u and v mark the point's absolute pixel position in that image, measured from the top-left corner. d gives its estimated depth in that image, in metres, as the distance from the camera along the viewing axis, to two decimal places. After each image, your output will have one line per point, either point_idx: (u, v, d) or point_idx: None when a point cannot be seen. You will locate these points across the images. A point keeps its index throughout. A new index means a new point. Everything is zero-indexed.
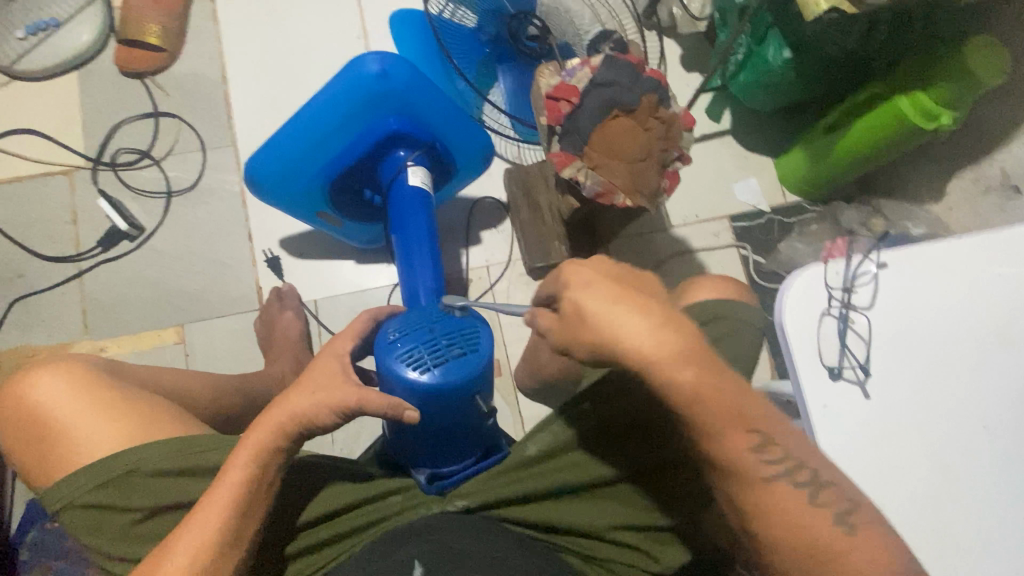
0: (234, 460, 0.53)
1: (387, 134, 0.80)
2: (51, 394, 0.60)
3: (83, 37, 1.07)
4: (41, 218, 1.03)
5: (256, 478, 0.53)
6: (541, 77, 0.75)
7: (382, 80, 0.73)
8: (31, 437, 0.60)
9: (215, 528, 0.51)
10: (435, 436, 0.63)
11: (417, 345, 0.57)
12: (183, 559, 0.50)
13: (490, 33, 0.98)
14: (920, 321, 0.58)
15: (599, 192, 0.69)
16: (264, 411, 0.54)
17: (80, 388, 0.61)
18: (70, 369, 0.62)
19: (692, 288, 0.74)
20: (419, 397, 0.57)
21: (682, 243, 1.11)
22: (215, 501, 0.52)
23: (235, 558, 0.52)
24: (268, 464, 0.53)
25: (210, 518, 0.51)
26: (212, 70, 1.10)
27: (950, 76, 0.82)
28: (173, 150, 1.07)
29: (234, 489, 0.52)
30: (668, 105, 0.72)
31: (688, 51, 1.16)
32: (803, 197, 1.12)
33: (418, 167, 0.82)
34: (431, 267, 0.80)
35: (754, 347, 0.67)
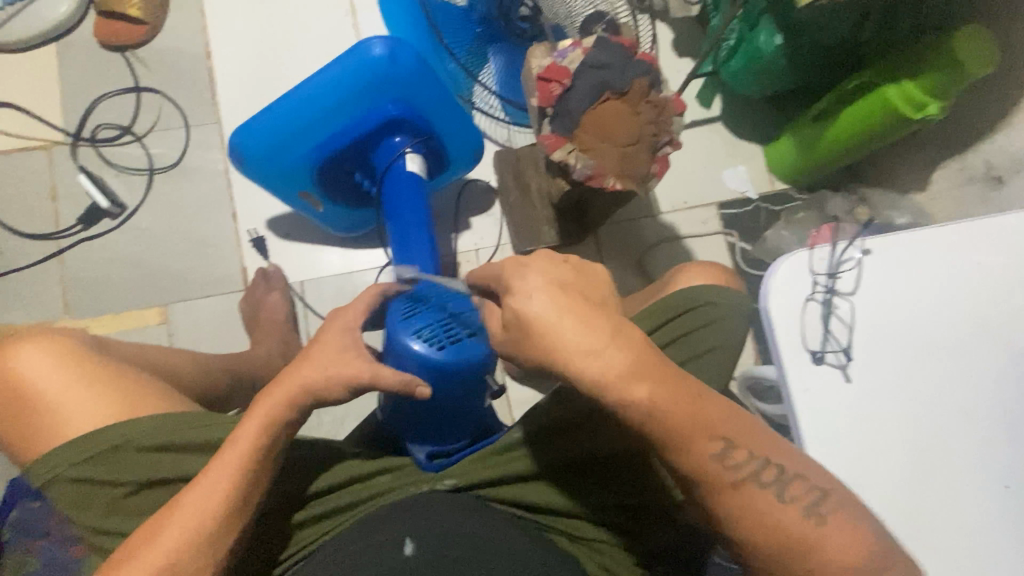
0: (242, 432, 0.52)
1: (384, 118, 0.79)
2: (34, 368, 0.59)
3: (62, 8, 1.04)
4: (19, 194, 1.01)
5: (264, 450, 0.53)
6: (532, 57, 0.74)
7: (387, 64, 0.72)
8: (13, 414, 0.59)
9: (222, 498, 0.51)
10: (439, 412, 0.65)
11: (432, 322, 0.61)
12: (186, 529, 0.50)
13: (481, 12, 0.96)
14: (902, 308, 0.59)
15: (590, 175, 0.69)
16: (273, 384, 0.54)
17: (64, 363, 0.60)
18: (55, 344, 0.61)
19: (682, 273, 0.74)
20: (432, 372, 0.60)
21: (671, 230, 1.12)
22: (224, 464, 0.51)
23: (236, 535, 0.52)
24: (274, 438, 0.53)
25: (214, 489, 0.51)
26: (195, 45, 1.07)
27: (941, 67, 0.83)
28: (155, 127, 1.04)
29: (242, 460, 0.52)
30: (660, 90, 0.71)
31: (680, 36, 1.15)
32: (791, 184, 1.13)
33: (415, 155, 0.83)
34: (427, 252, 0.81)
35: (738, 333, 0.67)
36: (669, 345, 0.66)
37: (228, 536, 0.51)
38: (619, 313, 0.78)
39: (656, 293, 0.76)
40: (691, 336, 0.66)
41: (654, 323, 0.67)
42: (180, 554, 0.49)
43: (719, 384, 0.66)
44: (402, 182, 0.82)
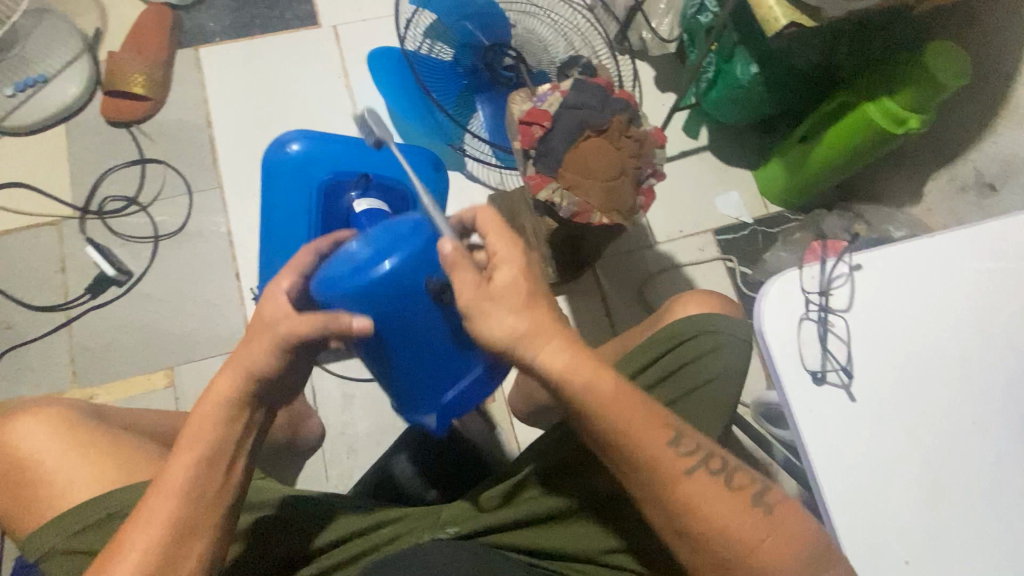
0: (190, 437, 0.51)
1: (321, 188, 0.90)
2: (34, 440, 0.60)
3: (71, 91, 1.10)
4: (30, 268, 1.04)
5: (204, 467, 0.51)
6: (512, 104, 0.76)
7: (304, 153, 0.98)
8: (13, 489, 0.59)
9: (176, 510, 0.49)
10: (424, 349, 0.60)
11: (347, 248, 0.57)
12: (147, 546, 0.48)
13: (467, 65, 1.05)
14: (901, 321, 0.58)
15: (575, 212, 0.69)
16: (209, 390, 0.52)
17: (64, 433, 0.61)
18: (54, 414, 0.62)
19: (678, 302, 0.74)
20: (373, 291, 0.55)
21: (669, 259, 1.13)
22: (164, 486, 0.50)
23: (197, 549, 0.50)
24: (222, 437, 0.51)
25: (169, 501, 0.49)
26: (197, 115, 1.12)
27: (916, 82, 0.84)
28: (160, 195, 1.08)
29: (193, 469, 0.50)
30: (638, 124, 0.73)
31: (661, 72, 1.21)
32: (785, 206, 1.15)
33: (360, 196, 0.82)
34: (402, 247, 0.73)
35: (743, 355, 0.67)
36: (666, 379, 0.66)
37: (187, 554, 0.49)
38: (618, 345, 0.77)
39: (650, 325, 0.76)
40: (691, 365, 0.65)
41: (650, 354, 0.67)
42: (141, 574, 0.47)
43: (723, 411, 0.65)
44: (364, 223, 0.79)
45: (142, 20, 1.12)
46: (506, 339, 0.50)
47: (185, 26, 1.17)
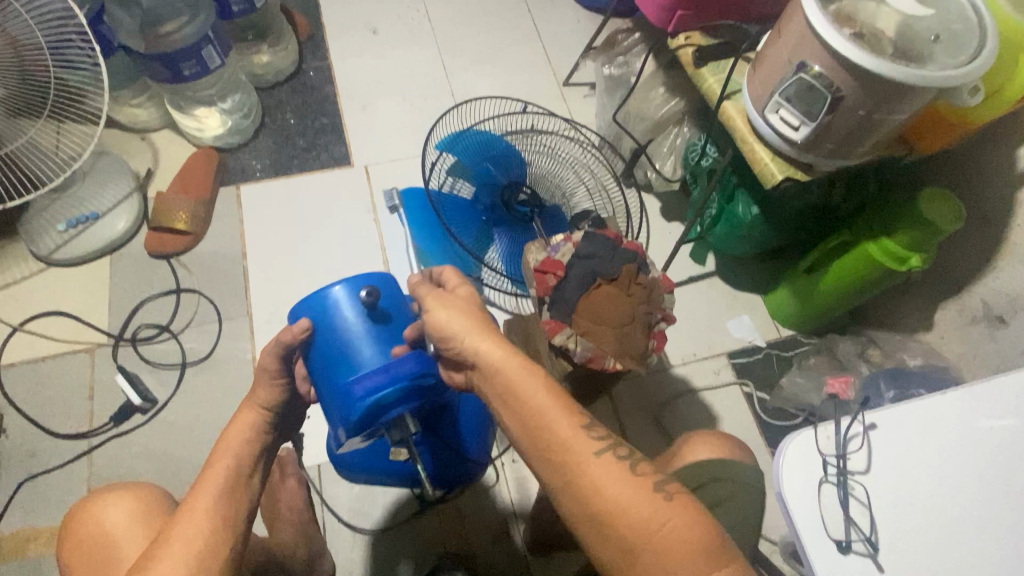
0: (216, 466, 0.61)
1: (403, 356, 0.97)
2: (110, 512, 0.70)
3: (120, 226, 1.18)
4: (59, 395, 1.07)
5: (236, 473, 0.61)
6: (529, 251, 0.82)
7: None
8: (82, 558, 0.68)
9: (205, 523, 0.56)
10: (343, 359, 0.68)
11: None
12: (180, 555, 0.54)
13: (485, 202, 1.14)
14: (921, 483, 0.58)
15: (590, 357, 0.72)
16: (230, 427, 0.65)
17: (136, 508, 0.71)
18: (130, 493, 0.73)
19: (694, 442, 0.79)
20: (319, 309, 0.70)
21: (685, 383, 1.13)
22: (205, 487, 0.59)
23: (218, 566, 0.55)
24: (238, 464, 0.62)
25: (198, 517, 0.57)
26: (234, 247, 1.21)
27: (911, 225, 0.88)
28: (191, 323, 1.13)
29: (219, 485, 0.59)
30: (648, 272, 0.77)
31: (666, 204, 1.29)
32: (797, 330, 1.17)
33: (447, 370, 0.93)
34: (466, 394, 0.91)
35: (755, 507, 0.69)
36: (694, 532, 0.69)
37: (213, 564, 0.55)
38: None
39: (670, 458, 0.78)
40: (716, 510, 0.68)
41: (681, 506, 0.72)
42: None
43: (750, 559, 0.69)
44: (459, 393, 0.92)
45: (192, 161, 1.23)
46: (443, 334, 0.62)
47: (230, 166, 1.29)
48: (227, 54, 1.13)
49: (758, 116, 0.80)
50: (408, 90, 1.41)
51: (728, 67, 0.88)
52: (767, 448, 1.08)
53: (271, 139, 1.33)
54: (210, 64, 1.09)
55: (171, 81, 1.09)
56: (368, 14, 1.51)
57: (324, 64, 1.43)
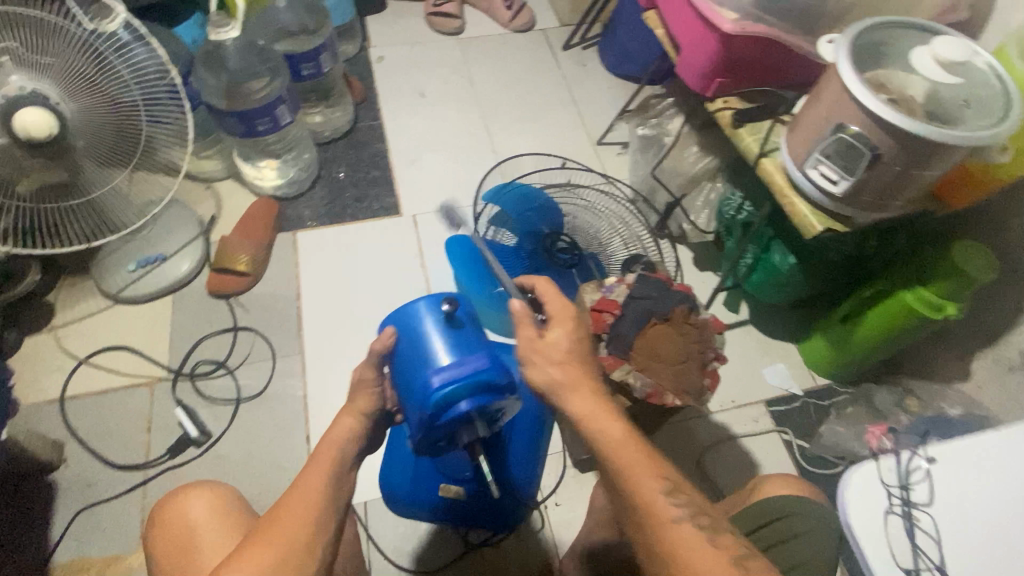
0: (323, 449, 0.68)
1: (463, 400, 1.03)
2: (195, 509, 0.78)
3: (184, 267, 1.26)
4: (118, 427, 1.10)
5: (342, 454, 0.69)
6: (584, 291, 0.87)
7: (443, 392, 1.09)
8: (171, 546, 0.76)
9: (316, 498, 0.64)
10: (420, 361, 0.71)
11: None
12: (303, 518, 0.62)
13: (528, 249, 1.20)
14: (984, 514, 0.65)
15: (648, 392, 0.75)
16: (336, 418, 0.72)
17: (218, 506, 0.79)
18: (208, 494, 0.80)
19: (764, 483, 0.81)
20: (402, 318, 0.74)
21: (725, 429, 1.14)
22: (318, 463, 0.66)
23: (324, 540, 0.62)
24: (343, 449, 0.69)
25: (309, 492, 0.64)
26: (289, 289, 1.27)
27: (944, 275, 0.93)
28: (246, 360, 1.18)
29: (326, 469, 0.67)
30: (699, 313, 0.82)
31: (699, 255, 1.35)
32: (832, 378, 1.19)
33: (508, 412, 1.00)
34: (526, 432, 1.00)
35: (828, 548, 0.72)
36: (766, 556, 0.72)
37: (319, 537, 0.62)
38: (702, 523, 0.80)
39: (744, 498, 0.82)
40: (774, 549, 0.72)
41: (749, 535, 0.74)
42: (289, 549, 0.60)
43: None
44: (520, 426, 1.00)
45: (253, 208, 1.31)
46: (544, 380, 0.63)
47: (287, 214, 1.37)
48: (295, 112, 1.23)
49: (799, 171, 0.87)
50: (452, 148, 1.51)
51: (765, 128, 0.96)
52: None
53: (326, 190, 1.42)
54: (280, 122, 1.19)
55: (244, 136, 1.18)
56: (416, 80, 1.63)
57: (375, 124, 1.54)
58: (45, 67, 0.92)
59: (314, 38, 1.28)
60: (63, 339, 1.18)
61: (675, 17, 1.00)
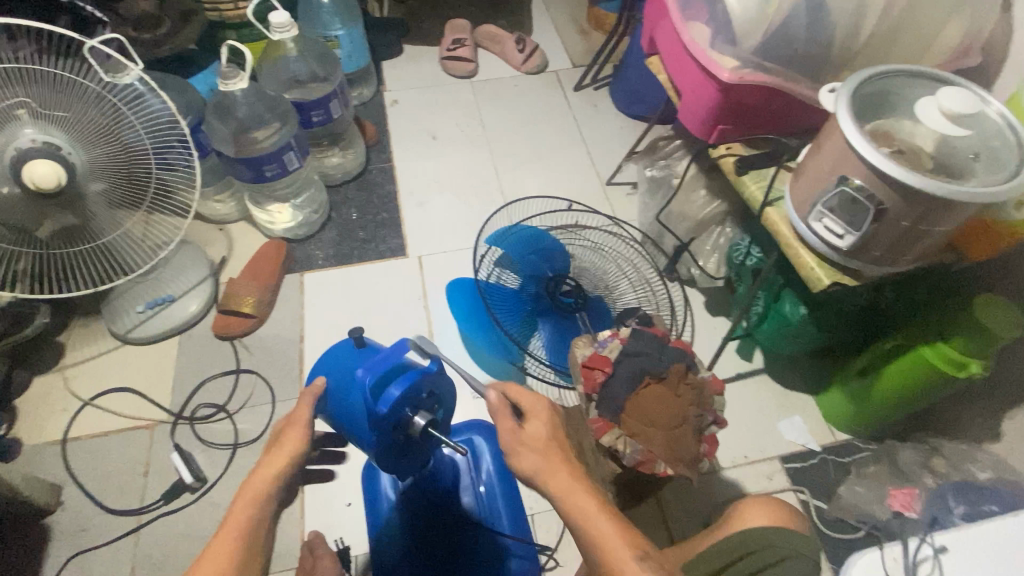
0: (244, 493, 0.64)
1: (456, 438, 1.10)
2: None
3: (191, 308, 1.27)
4: (116, 470, 1.11)
5: (268, 484, 0.65)
6: (575, 347, 0.83)
7: None
8: None
9: (241, 532, 0.60)
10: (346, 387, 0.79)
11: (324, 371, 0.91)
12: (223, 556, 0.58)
13: (531, 292, 1.17)
14: None
15: (640, 461, 0.70)
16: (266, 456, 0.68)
17: None
18: None
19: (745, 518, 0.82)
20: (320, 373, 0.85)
21: (735, 487, 1.08)
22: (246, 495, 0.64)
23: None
24: (272, 487, 0.65)
25: (229, 535, 0.60)
26: (292, 331, 1.27)
27: (966, 332, 0.87)
28: (246, 403, 1.18)
29: (254, 498, 0.64)
30: (696, 371, 0.78)
31: (710, 300, 1.31)
32: (852, 434, 1.12)
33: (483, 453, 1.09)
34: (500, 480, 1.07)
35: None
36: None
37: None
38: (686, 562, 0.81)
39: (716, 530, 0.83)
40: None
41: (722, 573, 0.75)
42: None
43: None
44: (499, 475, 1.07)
45: (262, 250, 1.33)
46: (529, 469, 0.66)
47: (295, 256, 1.39)
48: (303, 158, 1.25)
49: (803, 223, 0.83)
50: (460, 190, 1.52)
51: (770, 176, 0.92)
52: (827, 563, 1.01)
53: (334, 232, 1.43)
54: (288, 167, 1.21)
55: (251, 181, 1.21)
56: (428, 122, 1.66)
57: (386, 165, 1.56)
58: (58, 120, 0.95)
59: (324, 86, 1.32)
60: (71, 379, 1.20)
61: (674, 64, 0.99)
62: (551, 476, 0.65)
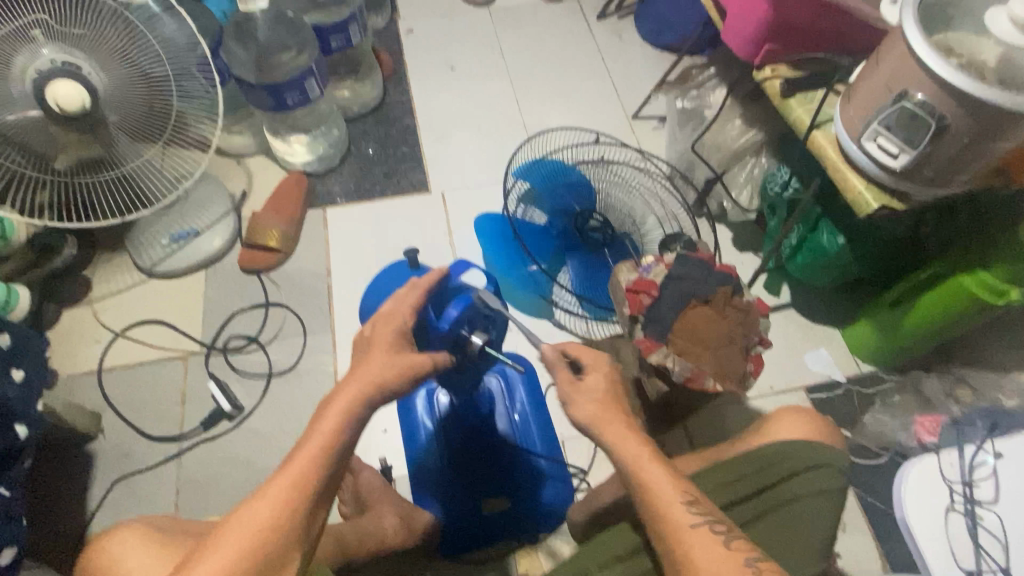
0: (321, 425, 0.59)
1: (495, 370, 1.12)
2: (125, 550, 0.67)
3: (215, 243, 1.26)
4: (153, 399, 1.12)
5: (325, 442, 0.58)
6: (619, 272, 0.83)
7: None
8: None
9: (283, 498, 0.56)
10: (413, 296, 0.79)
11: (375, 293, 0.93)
12: (255, 523, 0.55)
13: (559, 228, 1.15)
14: None
15: (688, 376, 0.72)
16: (350, 375, 0.63)
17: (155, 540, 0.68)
18: (139, 529, 0.69)
19: (775, 424, 0.80)
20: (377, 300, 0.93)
21: (761, 415, 1.10)
22: (300, 452, 0.58)
23: (297, 555, 0.56)
24: (340, 438, 0.59)
25: (295, 477, 0.57)
26: (319, 266, 1.27)
27: (1008, 257, 0.86)
28: (278, 336, 1.19)
29: (310, 457, 0.58)
30: (741, 294, 0.78)
31: (739, 235, 1.30)
32: (877, 365, 1.13)
33: (517, 388, 1.11)
34: (536, 414, 1.09)
35: (831, 477, 0.72)
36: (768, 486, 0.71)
37: (293, 548, 0.55)
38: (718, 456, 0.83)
39: (747, 441, 0.80)
40: (794, 480, 0.71)
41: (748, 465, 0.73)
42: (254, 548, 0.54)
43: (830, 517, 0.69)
44: (536, 410, 1.10)
45: (284, 184, 1.30)
46: (583, 417, 0.67)
47: (317, 190, 1.37)
48: (324, 86, 1.21)
49: (854, 143, 0.81)
50: (483, 123, 1.48)
51: (818, 99, 0.90)
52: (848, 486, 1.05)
53: (355, 166, 1.40)
54: (310, 94, 1.17)
55: (273, 109, 1.17)
56: (447, 52, 1.59)
57: (405, 98, 1.51)
58: (76, 40, 0.91)
59: (343, 9, 1.26)
60: (100, 312, 1.21)
61: None
62: (591, 400, 0.68)
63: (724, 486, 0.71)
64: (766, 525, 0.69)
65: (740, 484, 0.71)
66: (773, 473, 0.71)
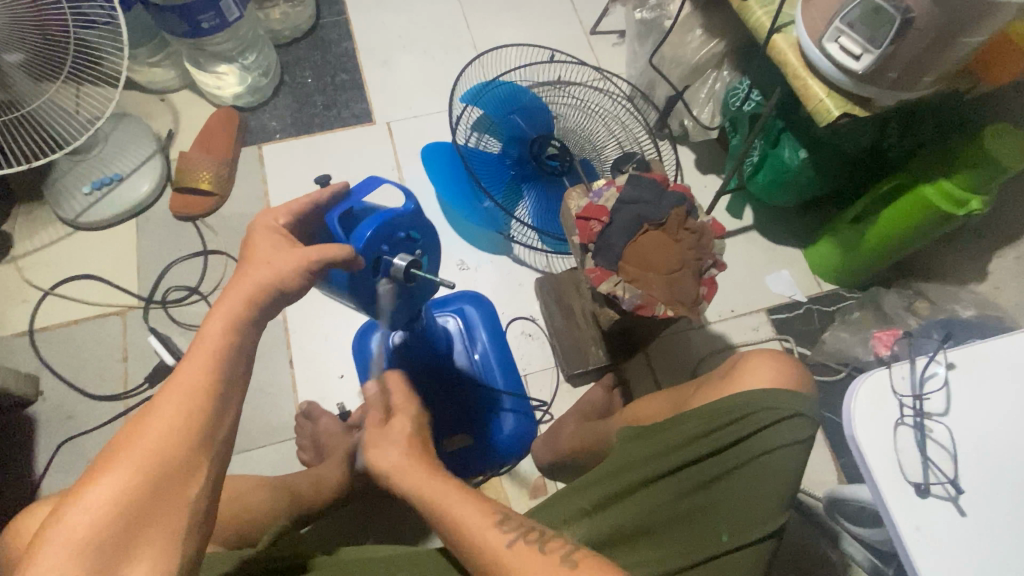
0: (205, 331, 0.54)
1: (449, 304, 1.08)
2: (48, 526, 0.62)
3: (142, 188, 1.16)
4: (93, 357, 1.07)
5: (223, 345, 0.54)
6: (570, 199, 0.79)
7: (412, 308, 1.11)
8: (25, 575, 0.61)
9: (187, 408, 0.50)
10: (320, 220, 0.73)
11: None
12: (157, 435, 0.49)
13: (514, 156, 1.08)
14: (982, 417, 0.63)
15: (640, 304, 0.69)
16: (232, 282, 0.57)
17: None
18: None
19: (747, 366, 0.76)
20: None
21: (722, 339, 1.10)
22: (195, 357, 0.53)
23: (207, 461, 0.51)
24: (230, 345, 0.54)
25: (192, 384, 0.51)
26: (258, 208, 1.19)
27: (972, 166, 0.83)
28: (220, 285, 1.13)
29: (206, 361, 0.53)
30: (696, 216, 0.74)
31: (701, 157, 1.25)
32: (838, 285, 1.12)
33: (477, 327, 1.10)
34: (496, 351, 1.08)
35: (801, 430, 0.69)
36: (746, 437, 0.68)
37: (206, 459, 0.51)
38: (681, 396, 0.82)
39: (714, 388, 0.77)
40: (773, 430, 0.68)
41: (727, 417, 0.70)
42: (159, 463, 0.48)
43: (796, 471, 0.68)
44: (496, 347, 1.08)
45: (212, 120, 1.20)
46: (384, 465, 0.70)
47: (250, 126, 1.26)
48: (244, 7, 1.08)
49: (815, 47, 0.75)
50: (428, 44, 1.36)
51: None
52: None
53: (292, 98, 1.29)
54: (227, 16, 1.05)
55: (188, 35, 1.05)
56: None
57: (341, 19, 1.37)
58: None
59: None
60: (24, 270, 1.12)
61: None
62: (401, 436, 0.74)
63: (693, 440, 0.69)
64: (738, 478, 0.67)
65: (705, 439, 0.69)
66: (751, 427, 0.68)
